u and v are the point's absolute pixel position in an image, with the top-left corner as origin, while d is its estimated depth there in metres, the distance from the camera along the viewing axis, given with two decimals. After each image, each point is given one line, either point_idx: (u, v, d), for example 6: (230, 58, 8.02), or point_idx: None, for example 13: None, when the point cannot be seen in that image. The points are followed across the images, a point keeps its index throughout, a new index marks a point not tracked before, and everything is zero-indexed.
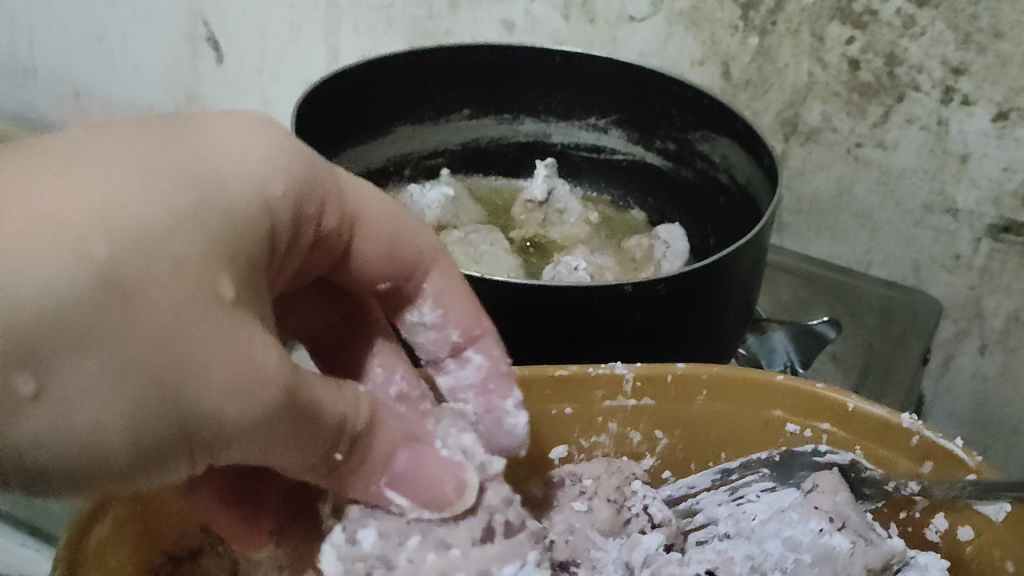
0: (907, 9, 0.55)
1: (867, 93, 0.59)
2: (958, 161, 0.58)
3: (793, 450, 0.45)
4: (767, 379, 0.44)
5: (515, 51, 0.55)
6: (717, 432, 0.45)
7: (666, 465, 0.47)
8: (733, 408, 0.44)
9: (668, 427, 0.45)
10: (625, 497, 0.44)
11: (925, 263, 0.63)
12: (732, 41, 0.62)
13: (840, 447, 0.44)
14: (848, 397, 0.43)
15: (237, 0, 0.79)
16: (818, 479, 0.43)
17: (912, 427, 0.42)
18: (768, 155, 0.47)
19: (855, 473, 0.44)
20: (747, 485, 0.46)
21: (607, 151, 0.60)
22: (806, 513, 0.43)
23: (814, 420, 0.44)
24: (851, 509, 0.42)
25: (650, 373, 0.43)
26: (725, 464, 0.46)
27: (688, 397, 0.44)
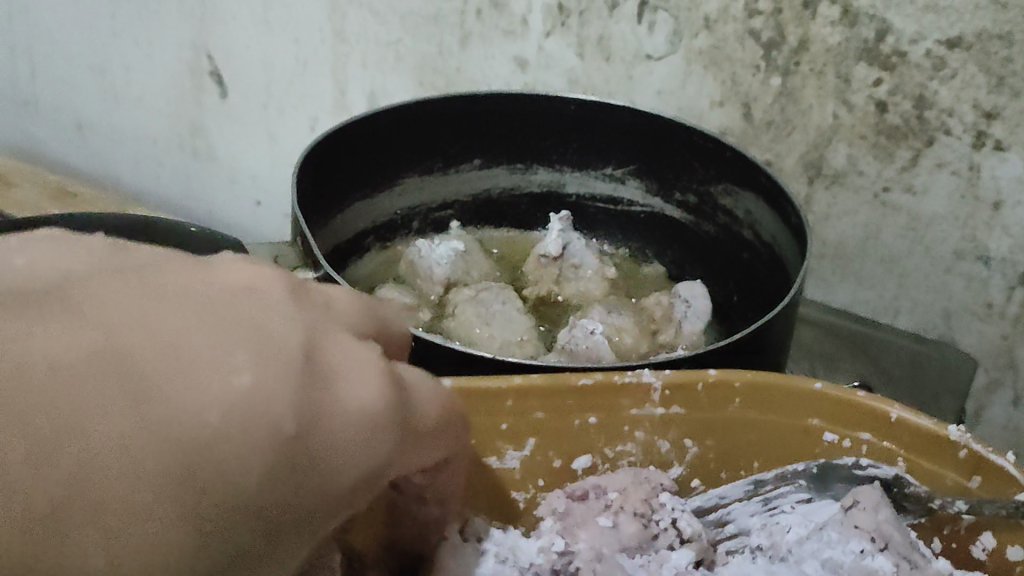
0: (937, 51, 0.53)
1: (895, 137, 0.56)
2: (990, 208, 0.56)
3: (831, 462, 0.42)
4: (805, 386, 0.41)
5: (528, 99, 0.53)
6: (753, 438, 0.43)
7: (695, 473, 0.44)
8: (767, 417, 0.42)
9: (699, 436, 0.43)
10: (653, 510, 0.42)
11: (955, 311, 0.61)
12: (753, 82, 0.59)
13: (882, 460, 0.41)
14: (892, 406, 0.40)
15: (243, 33, 0.77)
16: (859, 494, 0.41)
17: (961, 440, 0.39)
18: (796, 215, 0.45)
19: (898, 488, 0.41)
20: (781, 497, 0.43)
21: (624, 202, 0.58)
22: (846, 533, 0.40)
23: (853, 429, 0.41)
24: (896, 528, 0.40)
25: (681, 380, 0.41)
26: (759, 474, 0.43)
27: (721, 404, 0.42)
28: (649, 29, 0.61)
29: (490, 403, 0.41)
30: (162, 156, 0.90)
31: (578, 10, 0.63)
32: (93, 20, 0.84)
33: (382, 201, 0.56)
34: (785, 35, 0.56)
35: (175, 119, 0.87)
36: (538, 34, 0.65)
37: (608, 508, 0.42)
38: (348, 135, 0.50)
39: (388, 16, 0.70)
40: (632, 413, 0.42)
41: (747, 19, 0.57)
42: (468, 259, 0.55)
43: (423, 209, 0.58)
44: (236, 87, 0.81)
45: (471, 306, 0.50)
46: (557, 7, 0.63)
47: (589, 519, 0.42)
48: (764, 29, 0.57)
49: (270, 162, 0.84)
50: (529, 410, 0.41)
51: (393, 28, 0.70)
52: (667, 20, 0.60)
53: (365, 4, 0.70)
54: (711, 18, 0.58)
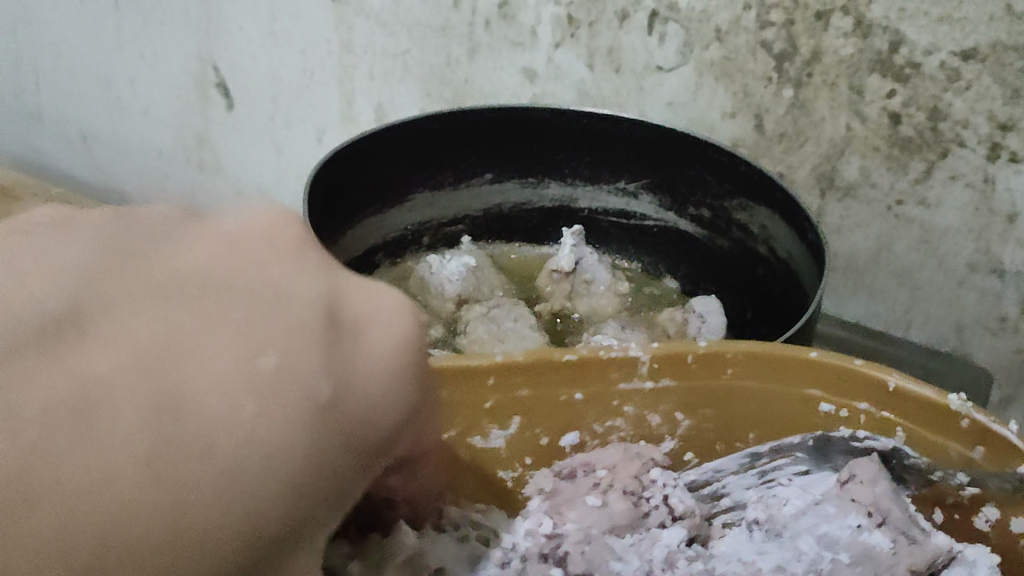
0: (952, 62, 0.52)
1: (909, 148, 0.56)
2: (1005, 221, 0.55)
3: (829, 433, 0.42)
4: (800, 356, 0.40)
5: (540, 113, 0.52)
6: (750, 411, 0.42)
7: (689, 447, 0.44)
8: (763, 387, 0.42)
9: (696, 408, 0.43)
10: (645, 486, 0.42)
11: (969, 324, 0.60)
12: (766, 93, 0.59)
13: (881, 432, 0.41)
14: (891, 376, 0.40)
15: (249, 44, 0.77)
16: (856, 468, 0.41)
17: (962, 410, 0.38)
18: (813, 231, 0.44)
19: (898, 459, 0.41)
20: (778, 469, 0.43)
21: (637, 216, 0.58)
22: (843, 507, 0.41)
23: (852, 400, 0.41)
24: (894, 502, 0.40)
25: (670, 352, 0.41)
26: (754, 447, 0.43)
27: (715, 374, 0.42)
28: (660, 40, 0.60)
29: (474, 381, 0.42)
30: (167, 167, 0.90)
31: (588, 20, 0.62)
32: (98, 32, 0.84)
33: (393, 217, 0.55)
34: (797, 46, 0.56)
35: (181, 131, 0.86)
36: (548, 45, 0.65)
37: (597, 486, 0.42)
38: (358, 151, 0.49)
39: (395, 28, 0.69)
40: (621, 387, 0.42)
41: (759, 30, 0.57)
42: (479, 275, 0.55)
43: (433, 224, 0.58)
44: (242, 99, 0.81)
45: (482, 323, 0.50)
46: (566, 18, 0.63)
47: (578, 495, 0.42)
48: (776, 40, 0.56)
49: (276, 174, 0.84)
50: (514, 388, 0.42)
51: (401, 40, 0.70)
52: (678, 32, 0.59)
53: (372, 16, 0.70)
54: (723, 30, 0.58)
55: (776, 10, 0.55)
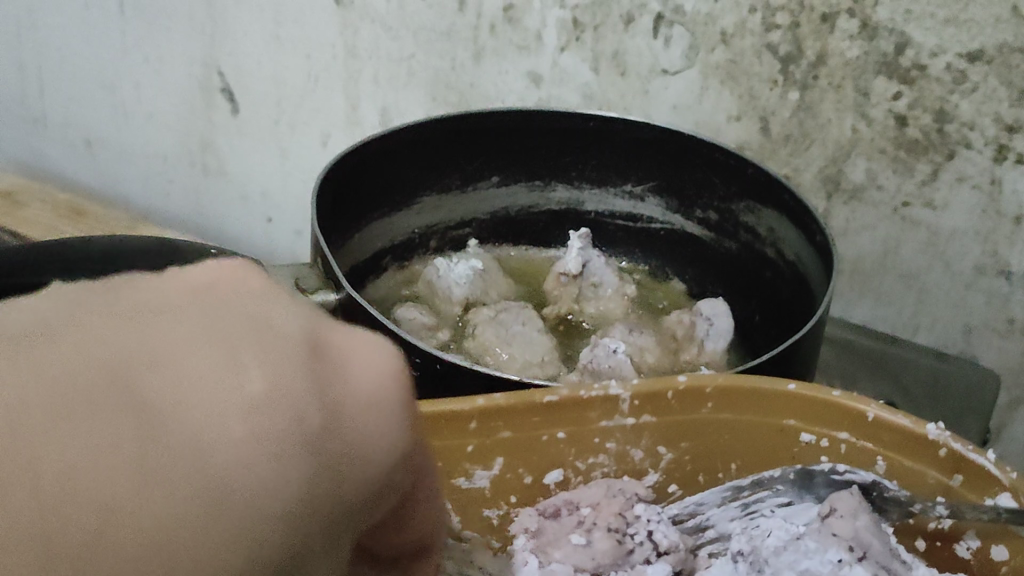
0: (958, 64, 0.52)
1: (915, 150, 0.56)
2: (1012, 222, 0.55)
3: (809, 467, 0.41)
4: (777, 389, 0.40)
5: (547, 115, 0.52)
6: (730, 442, 0.42)
7: (671, 479, 0.43)
8: (741, 420, 0.41)
9: (674, 442, 0.41)
10: (628, 523, 0.41)
11: (976, 327, 0.60)
12: (771, 95, 0.59)
13: (858, 465, 0.40)
14: (869, 406, 0.39)
15: (254, 49, 0.77)
16: (836, 501, 0.40)
17: (939, 439, 0.38)
18: (821, 233, 0.44)
19: (877, 492, 0.40)
20: (760, 502, 0.42)
21: (643, 219, 0.57)
22: (824, 542, 0.39)
23: (831, 429, 0.40)
24: (874, 535, 0.39)
25: (650, 390, 0.40)
26: (736, 479, 0.42)
27: (694, 408, 0.41)
28: (665, 43, 0.60)
29: (453, 425, 0.39)
30: (172, 172, 0.90)
31: (593, 24, 0.62)
32: (103, 37, 0.84)
33: (400, 220, 0.55)
34: (802, 49, 0.56)
35: (186, 136, 0.86)
36: (553, 49, 0.65)
37: (581, 525, 0.41)
38: (366, 154, 0.49)
39: (400, 31, 0.70)
40: (600, 425, 0.40)
41: (765, 32, 0.57)
42: (486, 278, 0.54)
43: (440, 228, 0.58)
44: (247, 104, 0.81)
45: (490, 326, 0.49)
46: (572, 22, 0.63)
47: (562, 536, 0.41)
48: (782, 43, 0.56)
49: (282, 178, 0.83)
50: (494, 431, 0.40)
51: (405, 44, 0.70)
52: (683, 35, 0.59)
53: (377, 19, 0.70)
54: (728, 32, 0.58)
55: (782, 12, 0.55)
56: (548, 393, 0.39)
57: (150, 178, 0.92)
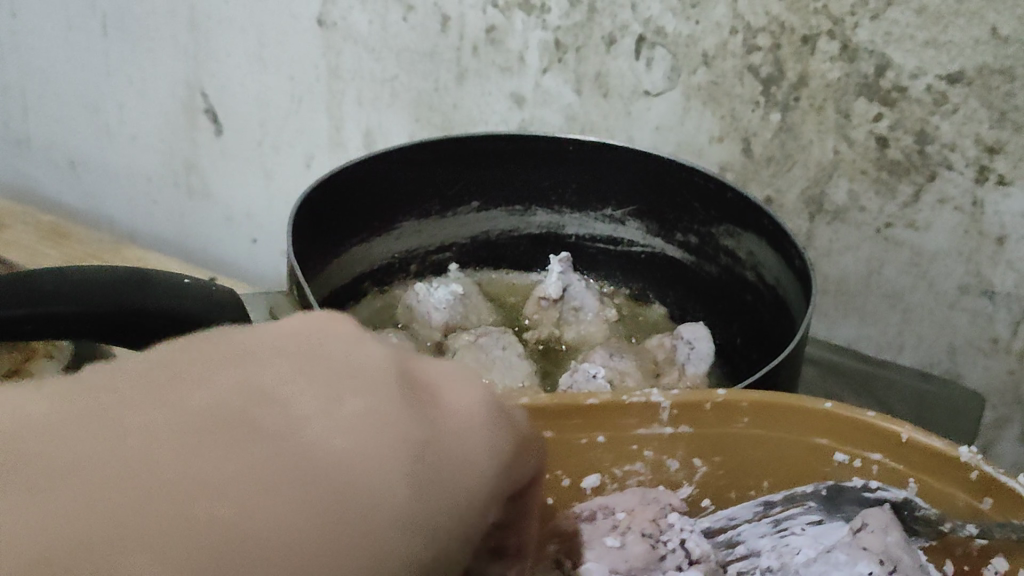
0: (938, 86, 0.52)
1: (897, 171, 0.56)
2: (995, 243, 0.55)
3: (841, 485, 0.41)
4: (814, 408, 0.40)
5: (526, 139, 0.52)
6: (764, 459, 0.41)
7: (704, 493, 0.43)
8: (775, 437, 0.41)
9: (707, 455, 0.41)
10: (662, 530, 0.41)
11: (961, 347, 0.60)
12: (753, 117, 0.59)
13: (892, 483, 0.40)
14: (902, 427, 0.39)
15: (237, 70, 0.77)
16: (869, 518, 0.40)
17: (970, 461, 0.37)
18: (800, 258, 0.44)
19: (908, 510, 0.40)
20: (791, 518, 0.42)
21: (624, 243, 0.57)
22: (854, 555, 0.39)
23: (865, 450, 0.40)
24: (904, 551, 0.39)
25: (689, 400, 0.40)
26: (768, 496, 0.42)
27: (728, 423, 0.41)
28: (647, 65, 0.60)
29: None
30: (157, 193, 0.90)
31: (575, 45, 0.62)
32: (86, 58, 0.84)
33: (379, 245, 0.55)
34: (784, 71, 0.56)
35: (170, 157, 0.86)
36: (535, 70, 0.65)
37: (615, 529, 0.41)
38: (342, 181, 0.49)
39: (383, 52, 0.69)
40: (637, 433, 0.41)
41: (746, 54, 0.57)
42: (467, 303, 0.55)
43: (420, 253, 0.58)
44: (231, 125, 0.80)
45: (471, 352, 0.49)
46: (554, 43, 0.63)
47: (596, 539, 0.40)
48: (763, 64, 0.56)
49: (267, 198, 0.83)
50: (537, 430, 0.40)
51: (388, 64, 0.70)
52: (665, 56, 0.59)
53: (360, 41, 0.70)
54: (709, 54, 0.58)
55: (762, 34, 0.55)
56: (591, 397, 0.40)
57: (136, 199, 0.91)
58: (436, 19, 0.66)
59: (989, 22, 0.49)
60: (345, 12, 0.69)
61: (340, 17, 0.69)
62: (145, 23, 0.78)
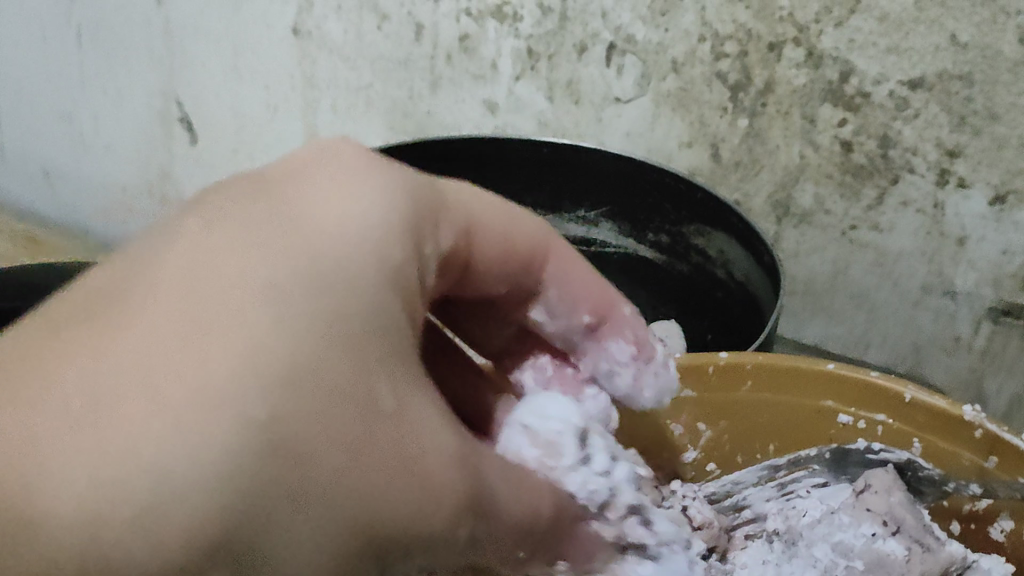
0: (900, 91, 0.53)
1: (860, 175, 0.57)
2: (956, 244, 0.57)
3: (846, 446, 0.43)
4: (814, 367, 0.41)
5: (503, 144, 0.54)
6: (768, 424, 0.43)
7: (709, 457, 0.45)
8: (777, 401, 0.42)
9: (712, 421, 0.43)
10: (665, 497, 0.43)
11: (925, 346, 0.62)
12: (721, 123, 0.60)
13: (895, 445, 0.41)
14: (904, 387, 0.40)
15: (211, 81, 0.78)
16: (871, 478, 0.42)
17: (973, 420, 0.38)
18: (768, 254, 0.46)
19: (912, 471, 0.42)
20: (797, 482, 0.45)
21: (598, 243, 0.59)
22: (858, 517, 0.41)
23: (868, 410, 0.41)
24: (908, 511, 0.40)
25: (692, 364, 0.42)
26: (772, 460, 0.45)
27: (732, 387, 0.42)
28: (618, 72, 0.62)
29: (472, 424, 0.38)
30: (132, 204, 0.90)
31: (547, 54, 0.63)
32: (60, 69, 0.84)
33: None
34: (751, 77, 0.57)
35: (145, 167, 0.87)
36: (508, 78, 0.66)
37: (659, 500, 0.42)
38: None
39: (358, 62, 0.70)
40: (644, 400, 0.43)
41: (714, 61, 0.58)
42: None
43: None
44: (207, 136, 0.81)
45: None
46: (526, 51, 0.64)
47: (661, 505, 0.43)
48: (730, 72, 0.58)
49: None
50: None
51: (363, 74, 0.71)
52: (635, 63, 0.61)
53: (335, 51, 0.71)
54: (678, 61, 0.59)
55: (730, 41, 0.57)
56: None
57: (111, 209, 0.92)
58: (410, 28, 0.67)
59: (948, 29, 0.50)
60: (320, 22, 0.70)
61: (315, 27, 0.70)
62: (119, 34, 0.79)
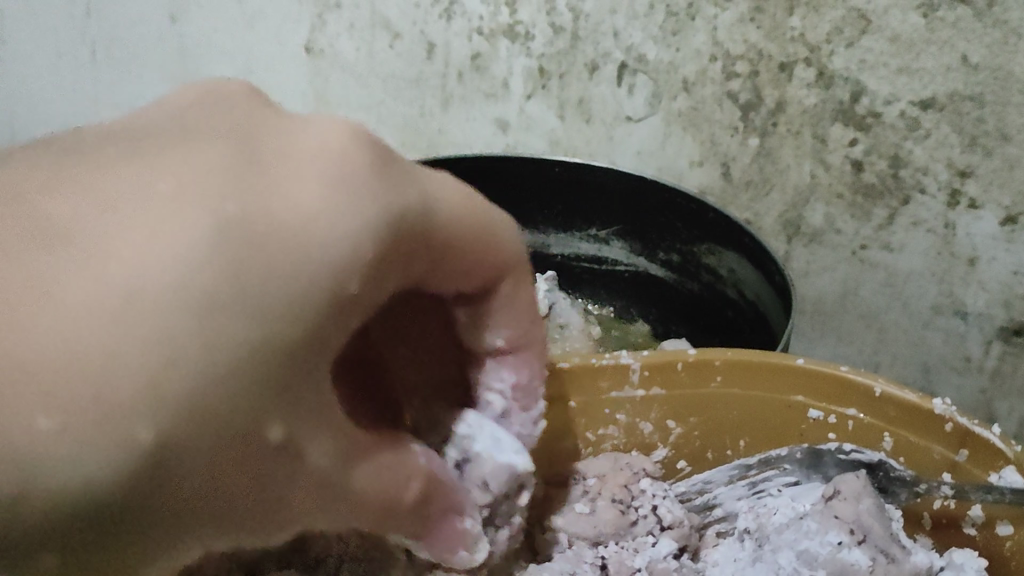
0: (911, 111, 0.53)
1: (872, 194, 0.57)
2: (966, 264, 0.57)
3: (816, 447, 0.42)
4: (782, 361, 0.41)
5: (515, 162, 0.54)
6: (729, 413, 0.43)
7: (680, 454, 0.45)
8: (750, 395, 0.43)
9: (682, 416, 0.44)
10: (633, 496, 0.43)
11: (934, 366, 0.62)
12: (732, 142, 0.60)
13: (867, 445, 0.41)
14: (875, 380, 0.40)
15: None
16: (841, 484, 0.40)
17: (944, 413, 0.38)
18: (778, 274, 0.46)
19: (883, 472, 0.41)
20: (767, 481, 0.43)
21: (608, 261, 0.59)
22: (825, 523, 0.39)
23: (839, 405, 0.41)
24: (876, 519, 0.38)
25: (658, 361, 0.43)
26: (744, 458, 0.44)
27: (702, 381, 0.43)
28: (629, 91, 0.62)
29: None
30: None
31: (559, 72, 0.64)
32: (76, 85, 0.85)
33: None
34: (762, 97, 0.57)
35: None
36: (519, 96, 0.66)
37: (585, 494, 0.43)
38: None
39: (370, 79, 0.71)
40: (610, 395, 0.44)
41: (725, 81, 0.58)
42: None
43: None
44: None
45: None
46: (538, 70, 0.64)
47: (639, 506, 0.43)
48: (741, 91, 0.58)
49: None
50: None
51: (375, 91, 0.71)
52: (646, 82, 0.61)
53: (347, 68, 0.71)
54: (690, 80, 0.59)
55: (741, 61, 0.57)
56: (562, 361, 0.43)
57: None
58: (422, 46, 0.67)
59: (959, 50, 0.50)
60: (332, 40, 0.70)
61: (327, 46, 0.70)
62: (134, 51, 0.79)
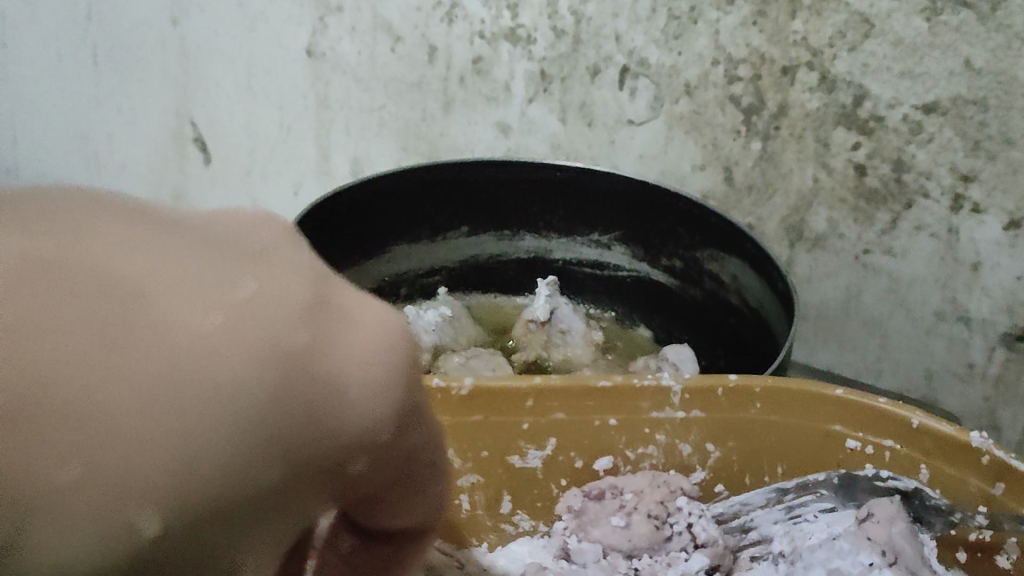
0: (914, 115, 0.53)
1: (874, 199, 0.57)
2: (969, 269, 0.56)
3: (853, 474, 0.42)
4: (822, 391, 0.42)
5: (516, 167, 0.54)
6: (769, 442, 0.43)
7: (717, 479, 0.45)
8: (787, 422, 0.43)
9: (721, 440, 0.43)
10: (670, 513, 0.43)
11: (937, 373, 0.62)
12: (734, 146, 0.60)
13: (904, 473, 0.41)
14: (913, 412, 0.41)
15: (224, 99, 0.78)
16: (875, 507, 0.41)
17: (982, 446, 0.39)
18: (781, 280, 0.45)
19: (919, 500, 0.41)
20: (804, 506, 0.43)
21: (610, 266, 0.59)
22: (857, 544, 0.40)
23: (876, 437, 0.41)
24: (907, 542, 0.39)
25: (700, 385, 0.43)
26: (782, 482, 0.44)
27: (742, 407, 0.43)
28: (631, 95, 0.62)
29: (512, 402, 0.43)
30: None
31: (561, 76, 0.63)
32: (76, 88, 0.85)
33: (370, 270, 0.57)
34: (764, 101, 0.57)
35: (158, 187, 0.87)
36: (521, 100, 0.66)
37: (622, 508, 0.43)
38: (342, 205, 0.50)
39: (372, 83, 0.71)
40: (651, 415, 0.43)
41: (727, 84, 0.58)
42: (455, 325, 0.58)
43: (410, 276, 0.60)
44: (220, 155, 0.81)
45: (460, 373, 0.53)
46: (540, 74, 0.64)
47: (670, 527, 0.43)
48: (743, 95, 0.58)
49: None
50: (550, 411, 0.43)
51: (376, 95, 0.71)
52: (648, 86, 0.61)
53: (348, 71, 0.71)
54: (692, 84, 0.59)
55: (744, 65, 0.57)
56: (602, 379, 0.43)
57: None
58: (424, 49, 0.67)
59: (963, 54, 0.50)
60: (334, 43, 0.70)
61: (329, 48, 0.70)
62: (136, 54, 0.79)
